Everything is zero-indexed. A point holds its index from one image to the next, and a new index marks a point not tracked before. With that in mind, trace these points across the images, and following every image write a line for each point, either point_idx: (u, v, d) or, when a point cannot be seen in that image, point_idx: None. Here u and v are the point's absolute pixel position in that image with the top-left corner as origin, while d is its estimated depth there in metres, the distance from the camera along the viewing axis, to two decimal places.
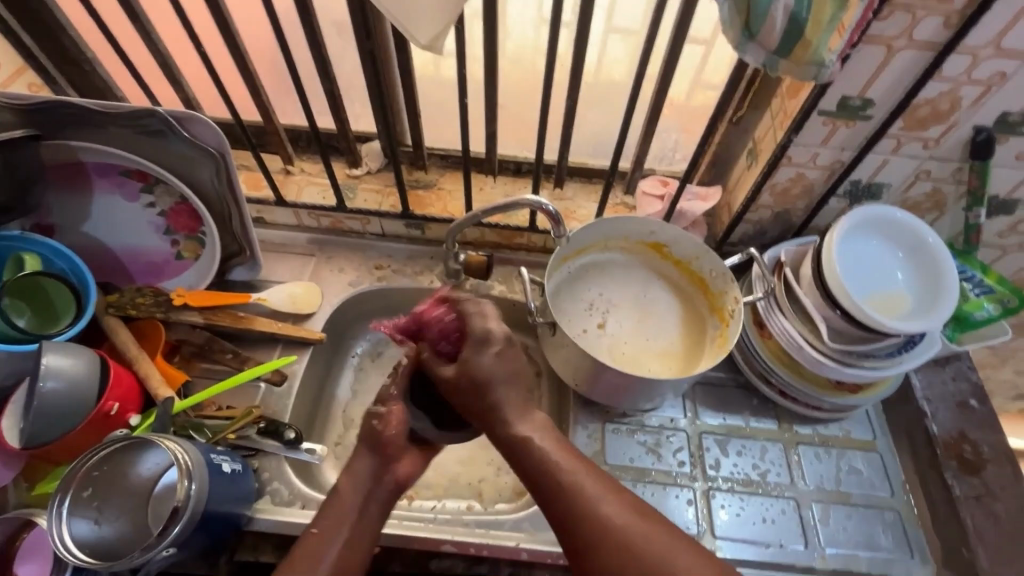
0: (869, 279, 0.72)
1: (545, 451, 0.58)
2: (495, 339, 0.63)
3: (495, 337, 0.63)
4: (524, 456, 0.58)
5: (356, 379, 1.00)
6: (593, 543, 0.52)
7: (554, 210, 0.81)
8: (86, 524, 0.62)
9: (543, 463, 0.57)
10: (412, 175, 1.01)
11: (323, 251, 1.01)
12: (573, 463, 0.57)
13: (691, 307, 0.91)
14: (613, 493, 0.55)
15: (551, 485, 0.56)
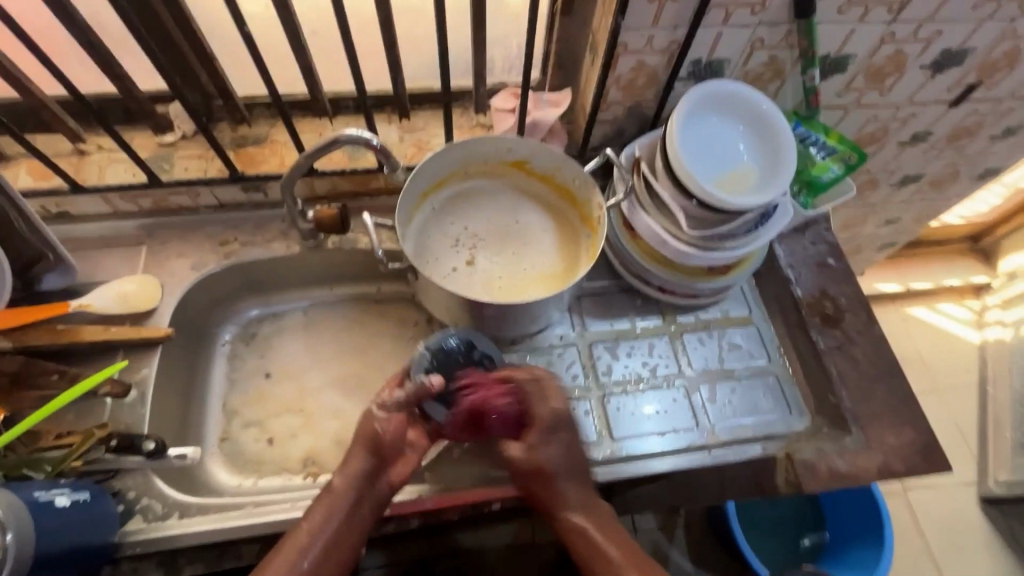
0: (715, 160, 0.71)
1: (598, 542, 0.69)
2: (564, 422, 0.74)
3: (548, 428, 0.73)
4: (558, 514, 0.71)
5: (232, 368, 0.92)
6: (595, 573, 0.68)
7: (378, 142, 0.73)
8: None
9: (592, 550, 0.68)
10: (236, 132, 0.89)
11: (155, 237, 0.88)
12: (599, 526, 0.70)
13: (563, 222, 0.88)
14: (616, 542, 0.69)
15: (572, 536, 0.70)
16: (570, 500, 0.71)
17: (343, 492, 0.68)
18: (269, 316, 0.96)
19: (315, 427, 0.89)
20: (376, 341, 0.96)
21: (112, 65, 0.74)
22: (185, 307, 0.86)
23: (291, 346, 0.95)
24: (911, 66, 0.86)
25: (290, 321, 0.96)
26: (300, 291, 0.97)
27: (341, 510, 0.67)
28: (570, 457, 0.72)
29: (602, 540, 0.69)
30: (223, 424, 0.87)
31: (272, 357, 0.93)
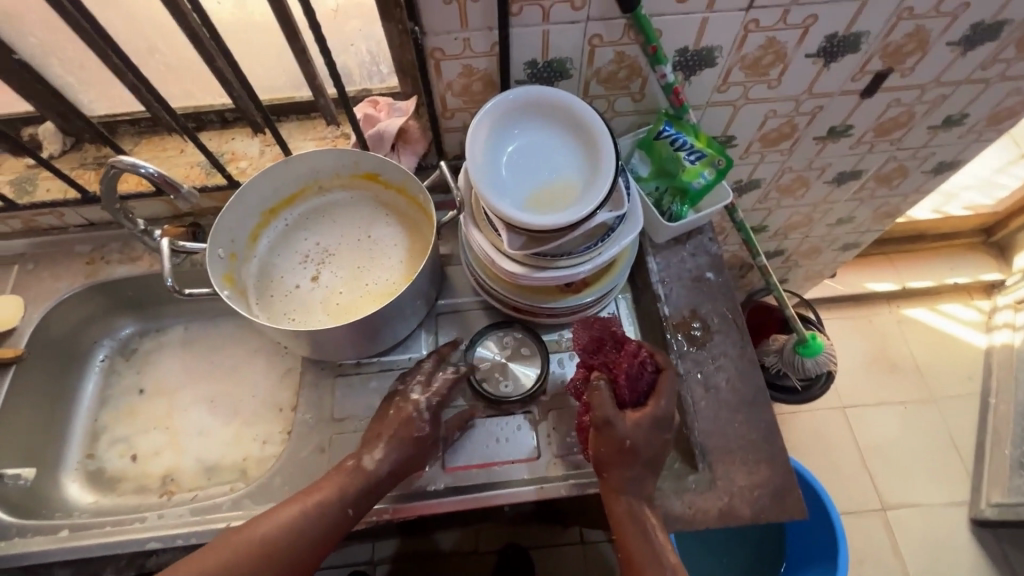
0: (527, 175, 0.68)
1: (651, 537, 0.65)
2: (666, 416, 0.68)
3: (649, 418, 0.67)
4: (616, 491, 0.66)
5: (106, 383, 0.93)
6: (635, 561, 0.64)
7: (155, 172, 0.70)
8: None
9: (642, 543, 0.64)
10: (101, 152, 0.90)
11: (29, 257, 0.90)
12: (647, 512, 0.66)
13: (418, 235, 0.84)
14: (655, 539, 0.65)
15: (616, 521, 0.65)
16: (638, 479, 0.66)
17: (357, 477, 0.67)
18: (150, 331, 0.97)
19: (178, 444, 0.89)
20: (249, 358, 0.95)
21: None
22: (49, 326, 0.87)
23: (167, 362, 0.95)
24: (793, 57, 0.76)
25: (170, 337, 0.97)
26: (180, 307, 0.97)
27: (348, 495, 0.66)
28: (651, 448, 0.66)
29: (641, 532, 0.65)
30: (89, 441, 0.89)
31: (148, 374, 0.94)
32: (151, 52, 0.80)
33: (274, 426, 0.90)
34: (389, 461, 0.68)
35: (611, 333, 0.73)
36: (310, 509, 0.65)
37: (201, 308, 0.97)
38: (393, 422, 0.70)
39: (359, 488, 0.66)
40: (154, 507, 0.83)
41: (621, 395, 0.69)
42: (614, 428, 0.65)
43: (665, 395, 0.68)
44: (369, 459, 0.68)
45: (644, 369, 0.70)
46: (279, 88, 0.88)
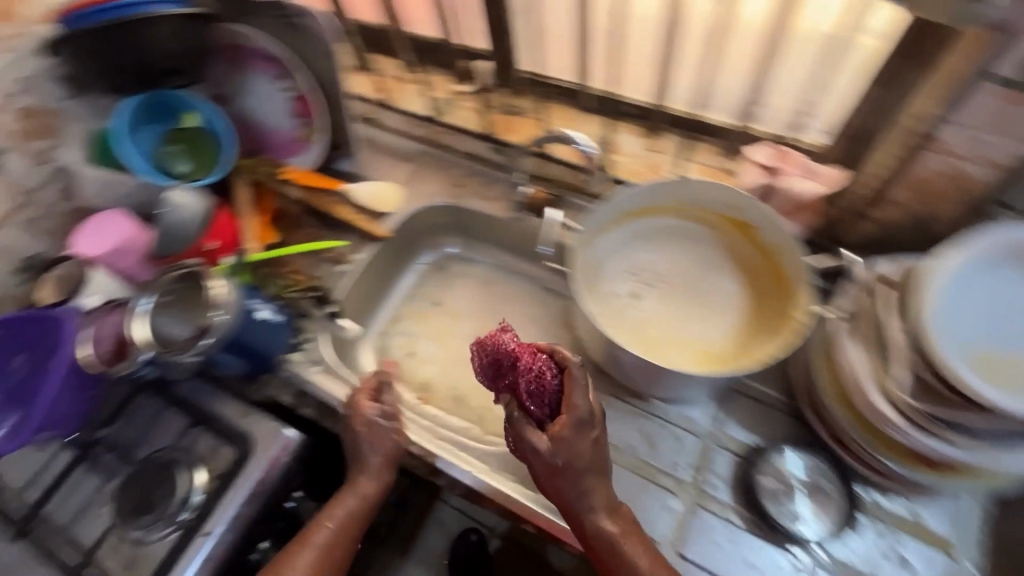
0: (985, 326, 0.57)
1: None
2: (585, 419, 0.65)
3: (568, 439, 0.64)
4: (569, 504, 0.66)
5: (417, 284, 1.08)
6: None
7: (587, 149, 0.79)
8: (161, 320, 0.78)
9: None
10: (509, 102, 1.00)
11: (419, 161, 1.06)
12: (620, 527, 0.65)
13: (758, 306, 0.77)
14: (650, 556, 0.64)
15: (603, 539, 0.65)
16: (574, 499, 0.65)
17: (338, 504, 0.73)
18: (464, 258, 1.09)
19: (446, 363, 0.99)
20: (526, 322, 1.01)
21: None
22: (410, 223, 1.04)
23: (463, 291, 1.06)
24: None
25: (474, 270, 1.08)
26: (495, 251, 1.07)
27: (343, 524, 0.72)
28: (583, 460, 0.64)
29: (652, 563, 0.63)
30: (387, 322, 1.04)
31: (448, 291, 1.07)
32: (613, 34, 0.85)
33: None
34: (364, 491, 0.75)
35: (504, 353, 0.69)
36: (337, 525, 0.71)
37: (510, 260, 1.06)
38: (354, 444, 0.77)
39: (356, 499, 0.74)
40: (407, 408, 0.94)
41: (530, 408, 0.68)
42: (536, 452, 0.66)
43: (570, 398, 0.65)
44: (360, 486, 0.75)
45: (544, 376, 0.67)
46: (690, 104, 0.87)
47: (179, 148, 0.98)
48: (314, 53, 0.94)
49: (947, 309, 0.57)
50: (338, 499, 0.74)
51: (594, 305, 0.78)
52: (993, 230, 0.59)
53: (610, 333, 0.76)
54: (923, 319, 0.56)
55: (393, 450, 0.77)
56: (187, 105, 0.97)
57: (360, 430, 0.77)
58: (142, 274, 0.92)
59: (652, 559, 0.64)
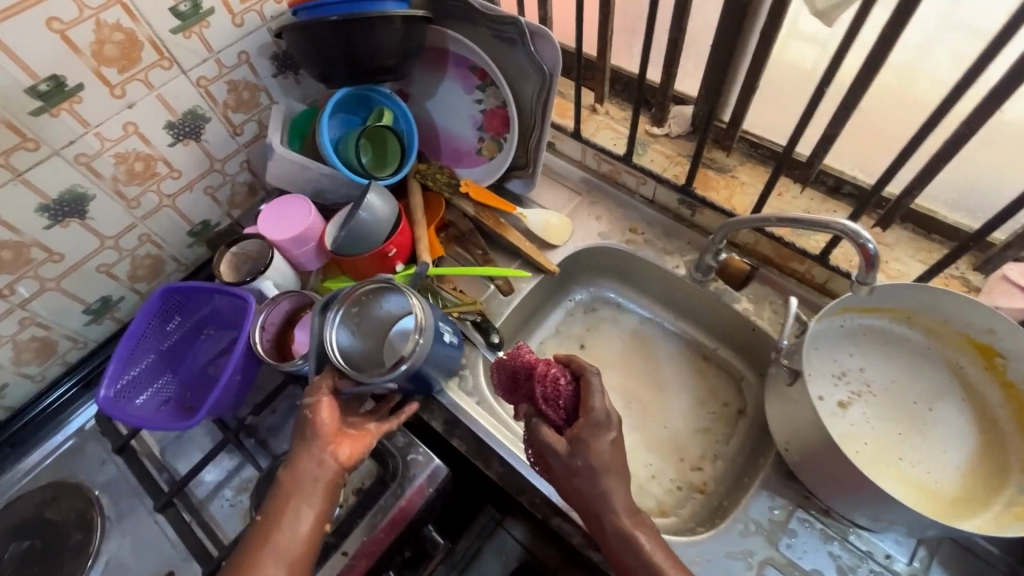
0: None
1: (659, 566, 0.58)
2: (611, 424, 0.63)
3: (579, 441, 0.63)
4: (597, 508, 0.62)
5: (563, 321, 1.03)
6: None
7: (872, 252, 0.62)
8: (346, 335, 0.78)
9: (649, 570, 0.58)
10: (709, 153, 0.94)
11: (588, 194, 1.04)
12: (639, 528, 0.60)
13: (993, 447, 0.68)
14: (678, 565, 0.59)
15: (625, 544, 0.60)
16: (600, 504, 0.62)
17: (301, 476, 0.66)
18: (618, 304, 1.03)
19: None
20: (678, 388, 0.94)
21: (674, 59, 0.86)
22: (576, 259, 0.99)
23: (613, 339, 1.01)
24: None
25: (627, 319, 1.02)
26: (653, 304, 1.01)
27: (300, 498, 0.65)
28: (603, 460, 0.62)
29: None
30: None
31: (596, 335, 1.01)
32: (865, 109, 0.78)
33: (669, 469, 0.87)
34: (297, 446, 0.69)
35: (521, 365, 0.70)
36: (293, 506, 0.64)
37: (668, 317, 1.00)
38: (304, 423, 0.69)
39: (306, 475, 0.66)
40: None
41: (549, 414, 0.66)
42: (556, 459, 0.64)
43: (593, 404, 0.64)
44: (292, 469, 0.66)
45: (562, 383, 0.66)
46: (933, 198, 0.78)
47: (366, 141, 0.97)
48: (527, 72, 0.91)
49: None
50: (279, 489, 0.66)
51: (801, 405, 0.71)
52: None
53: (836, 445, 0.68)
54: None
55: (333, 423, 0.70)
56: (384, 100, 0.96)
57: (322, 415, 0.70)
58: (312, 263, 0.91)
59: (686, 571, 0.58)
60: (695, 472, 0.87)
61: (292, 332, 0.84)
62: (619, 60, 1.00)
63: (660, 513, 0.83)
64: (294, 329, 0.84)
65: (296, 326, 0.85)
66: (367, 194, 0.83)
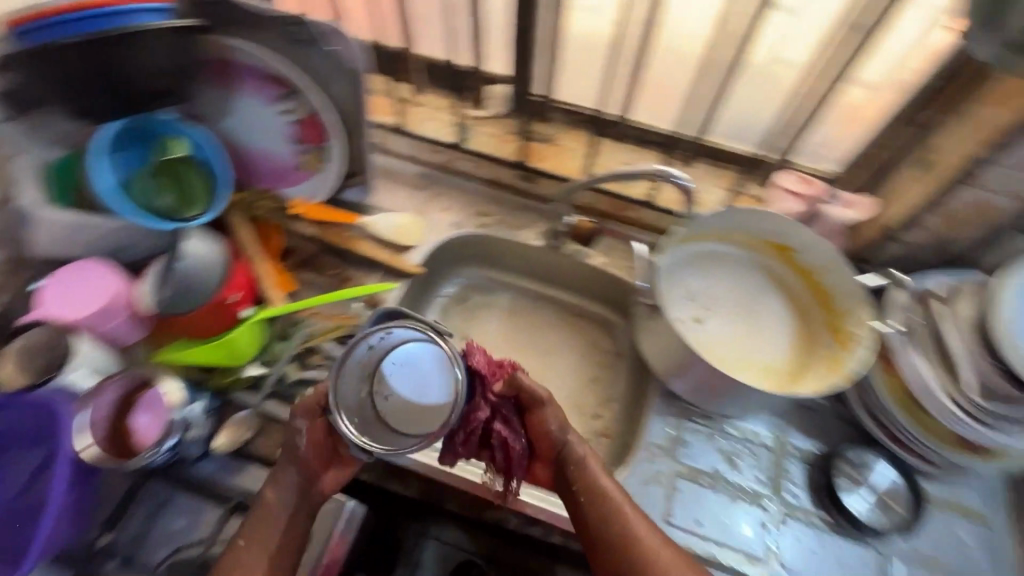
0: None
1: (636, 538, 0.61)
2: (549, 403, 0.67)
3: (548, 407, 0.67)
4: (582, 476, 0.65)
5: (439, 319, 1.00)
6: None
7: (686, 183, 0.72)
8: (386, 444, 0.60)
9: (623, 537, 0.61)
10: (533, 127, 0.98)
11: (429, 188, 1.00)
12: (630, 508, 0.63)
13: (803, 322, 0.84)
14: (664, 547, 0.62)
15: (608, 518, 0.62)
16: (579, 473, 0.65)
17: (277, 501, 0.64)
18: (488, 286, 1.03)
19: None
20: (562, 349, 0.99)
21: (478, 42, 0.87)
22: (436, 254, 0.96)
23: (492, 320, 1.01)
24: None
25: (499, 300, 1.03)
26: (520, 277, 1.03)
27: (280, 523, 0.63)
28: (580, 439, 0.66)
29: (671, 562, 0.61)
30: None
31: (475, 323, 1.01)
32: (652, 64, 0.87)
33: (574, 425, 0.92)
34: (283, 477, 0.65)
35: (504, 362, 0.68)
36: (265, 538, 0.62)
37: (537, 288, 1.02)
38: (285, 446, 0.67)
39: (286, 507, 0.64)
40: None
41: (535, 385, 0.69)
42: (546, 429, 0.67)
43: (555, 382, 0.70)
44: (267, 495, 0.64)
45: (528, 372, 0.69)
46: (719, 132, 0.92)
47: (158, 179, 0.82)
48: (333, 74, 0.85)
49: (1018, 327, 0.63)
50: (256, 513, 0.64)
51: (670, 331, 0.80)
52: None
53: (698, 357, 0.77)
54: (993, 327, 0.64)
55: (325, 450, 0.67)
56: (173, 127, 0.82)
57: (308, 444, 0.66)
58: (129, 335, 0.76)
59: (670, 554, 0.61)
60: (596, 419, 0.93)
61: (130, 420, 0.69)
62: None
63: None
64: (131, 416, 0.69)
65: (134, 412, 0.69)
66: (184, 239, 0.73)
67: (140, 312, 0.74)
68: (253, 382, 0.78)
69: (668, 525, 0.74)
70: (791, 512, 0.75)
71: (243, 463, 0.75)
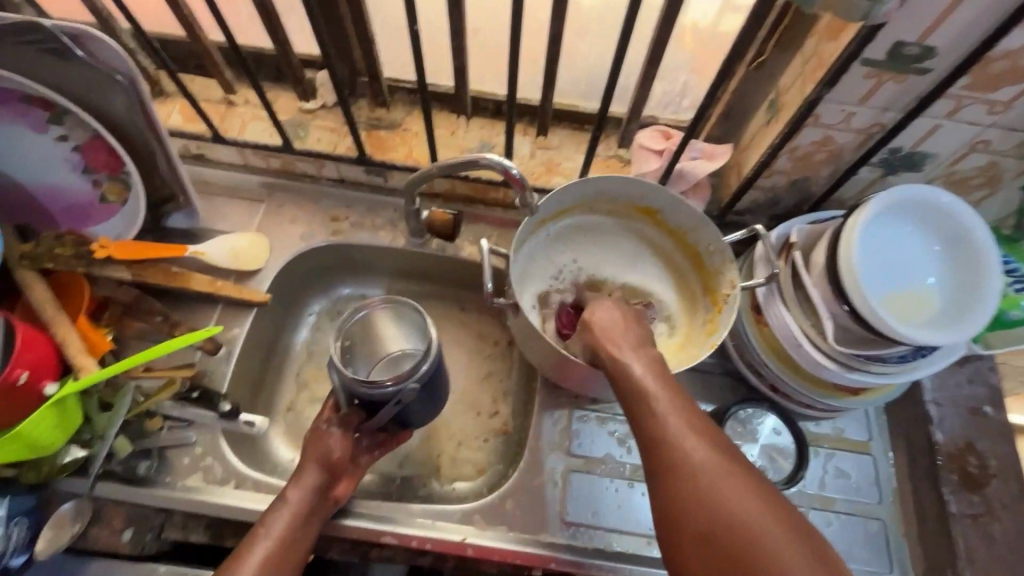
0: (891, 275, 0.63)
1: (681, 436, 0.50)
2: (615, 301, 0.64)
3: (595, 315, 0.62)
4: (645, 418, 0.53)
5: (312, 339, 0.91)
6: (720, 528, 0.45)
7: (520, 174, 0.67)
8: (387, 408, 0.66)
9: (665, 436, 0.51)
10: (372, 113, 0.88)
11: (273, 198, 0.89)
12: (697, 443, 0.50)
13: (680, 286, 0.81)
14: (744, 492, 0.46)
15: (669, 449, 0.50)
16: (649, 413, 0.52)
17: (297, 503, 0.62)
18: (359, 296, 0.94)
19: None
20: (451, 348, 0.93)
21: (276, 25, 0.74)
22: (287, 273, 0.86)
23: None
24: None
25: None
26: (394, 280, 0.94)
27: (297, 526, 0.62)
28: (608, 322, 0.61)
29: (746, 503, 0.46)
30: (292, 394, 0.86)
31: None
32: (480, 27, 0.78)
33: (471, 428, 0.87)
34: (309, 482, 0.64)
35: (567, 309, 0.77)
36: (278, 538, 0.60)
37: (415, 287, 0.95)
38: (306, 451, 0.67)
39: (306, 510, 0.63)
40: None
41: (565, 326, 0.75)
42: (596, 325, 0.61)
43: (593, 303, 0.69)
44: (290, 494, 0.62)
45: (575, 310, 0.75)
46: (570, 94, 0.85)
47: None
48: (99, 87, 0.69)
49: (865, 271, 0.61)
50: (274, 510, 0.62)
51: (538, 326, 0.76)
52: (901, 186, 0.62)
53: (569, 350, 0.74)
54: (842, 274, 0.62)
55: (347, 451, 0.67)
56: None
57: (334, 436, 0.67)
58: None
59: (749, 494, 0.46)
60: (494, 417, 0.88)
61: None
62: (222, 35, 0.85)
63: (479, 473, 0.83)
64: None
65: None
66: None
67: None
68: (79, 465, 0.67)
69: (566, 525, 0.70)
70: None
71: (80, 560, 0.65)
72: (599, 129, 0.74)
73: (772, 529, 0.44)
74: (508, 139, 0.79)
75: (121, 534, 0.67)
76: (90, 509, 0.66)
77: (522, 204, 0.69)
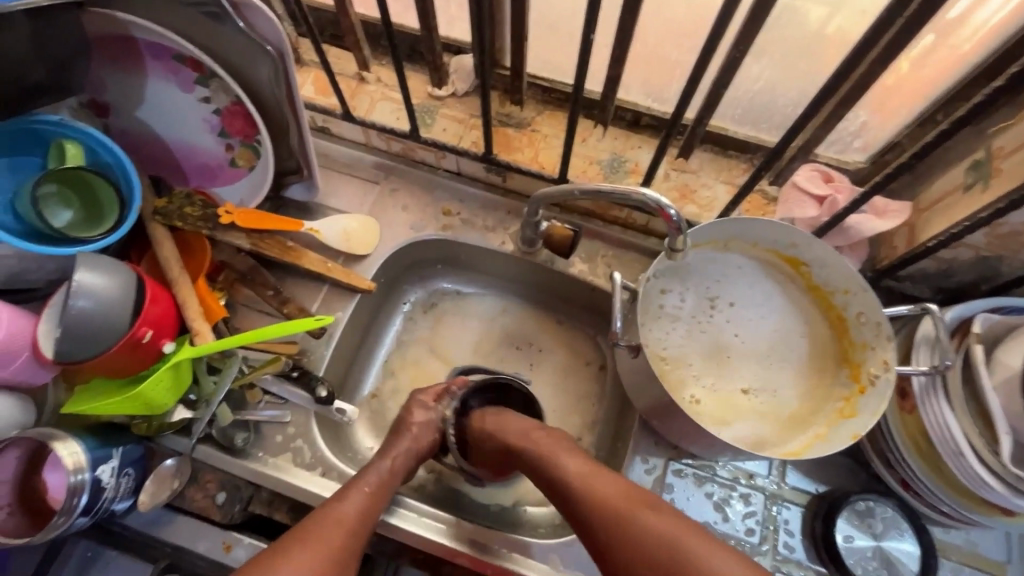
0: None
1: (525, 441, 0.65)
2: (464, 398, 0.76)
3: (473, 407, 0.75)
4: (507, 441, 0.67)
5: (404, 328, 0.90)
6: (579, 508, 0.56)
7: (676, 215, 0.58)
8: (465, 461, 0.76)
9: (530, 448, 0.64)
10: (503, 108, 0.84)
11: (388, 181, 0.87)
12: (554, 448, 0.63)
13: (817, 353, 0.72)
14: (649, 509, 0.53)
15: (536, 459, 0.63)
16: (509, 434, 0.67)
17: (393, 474, 0.66)
18: (456, 291, 0.92)
19: None
20: (542, 362, 0.88)
21: (428, 9, 0.71)
22: (395, 258, 0.85)
23: (462, 329, 0.90)
24: None
25: (474, 305, 0.91)
26: (493, 280, 0.91)
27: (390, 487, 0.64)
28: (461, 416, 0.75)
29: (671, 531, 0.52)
30: (378, 380, 0.86)
31: (442, 334, 0.90)
32: (641, 34, 0.71)
33: None
34: (405, 455, 0.68)
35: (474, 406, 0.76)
36: (372, 489, 0.62)
37: (514, 291, 0.91)
38: (401, 422, 0.72)
39: (399, 474, 0.66)
40: (420, 486, 0.79)
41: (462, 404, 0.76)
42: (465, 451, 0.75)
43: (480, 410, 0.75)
44: (388, 450, 0.67)
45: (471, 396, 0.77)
46: (722, 116, 0.77)
47: (59, 189, 0.70)
48: (249, 58, 0.68)
49: None
50: (370, 466, 0.65)
51: (655, 363, 0.70)
52: None
53: (680, 398, 0.69)
54: None
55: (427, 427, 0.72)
56: (69, 131, 0.69)
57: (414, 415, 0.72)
58: (40, 376, 0.67)
59: (609, 485, 0.57)
60: (577, 443, 0.83)
61: (39, 480, 0.62)
62: (368, 9, 0.83)
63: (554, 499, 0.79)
64: (41, 476, 0.62)
65: (44, 471, 0.62)
66: (75, 274, 0.60)
67: (41, 357, 0.64)
68: (185, 425, 0.69)
69: None
70: (783, 568, 0.68)
71: (174, 515, 0.68)
72: (764, 168, 0.67)
73: (626, 506, 0.54)
74: (652, 159, 0.72)
75: (214, 497, 0.69)
76: (189, 468, 0.68)
77: (669, 249, 0.62)
